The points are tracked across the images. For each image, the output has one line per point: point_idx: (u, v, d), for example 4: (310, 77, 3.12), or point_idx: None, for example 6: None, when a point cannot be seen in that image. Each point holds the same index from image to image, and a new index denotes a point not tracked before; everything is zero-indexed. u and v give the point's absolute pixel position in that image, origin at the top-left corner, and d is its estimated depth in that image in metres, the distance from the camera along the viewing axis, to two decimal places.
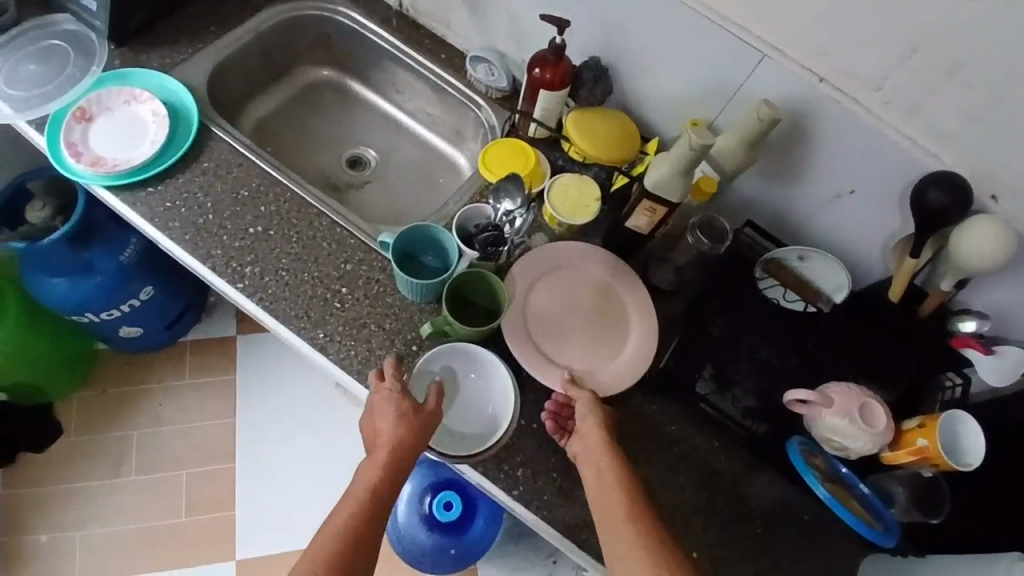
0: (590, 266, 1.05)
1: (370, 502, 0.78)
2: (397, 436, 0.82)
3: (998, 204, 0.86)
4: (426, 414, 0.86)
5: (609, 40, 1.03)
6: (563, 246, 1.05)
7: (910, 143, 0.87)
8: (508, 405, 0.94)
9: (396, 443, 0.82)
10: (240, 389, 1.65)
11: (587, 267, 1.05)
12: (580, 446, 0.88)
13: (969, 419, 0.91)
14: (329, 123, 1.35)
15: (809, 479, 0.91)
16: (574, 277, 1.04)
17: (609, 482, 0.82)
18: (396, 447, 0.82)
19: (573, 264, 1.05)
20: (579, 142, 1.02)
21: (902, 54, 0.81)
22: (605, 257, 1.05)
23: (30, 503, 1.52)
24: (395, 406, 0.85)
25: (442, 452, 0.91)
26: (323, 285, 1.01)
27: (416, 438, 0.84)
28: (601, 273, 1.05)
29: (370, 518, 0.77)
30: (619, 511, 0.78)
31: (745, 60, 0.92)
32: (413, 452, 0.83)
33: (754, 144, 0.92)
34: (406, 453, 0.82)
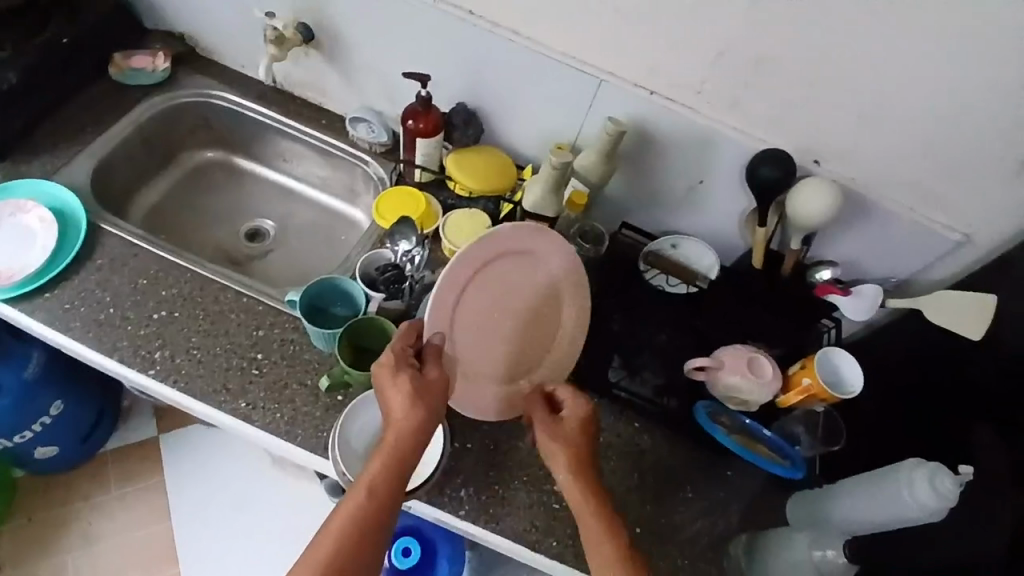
0: (551, 258, 0.98)
1: (380, 482, 0.80)
2: (401, 417, 0.82)
3: (820, 165, 1.02)
4: (430, 386, 0.85)
5: (471, 86, 1.14)
6: (521, 233, 0.92)
7: (737, 131, 1.02)
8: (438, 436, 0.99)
9: (402, 421, 0.82)
10: (172, 485, 1.59)
11: (546, 259, 0.97)
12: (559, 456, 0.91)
13: (843, 352, 1.05)
14: (222, 202, 1.38)
15: (716, 435, 1.02)
16: (516, 269, 0.96)
17: (592, 521, 0.86)
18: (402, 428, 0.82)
19: (527, 250, 0.95)
20: (461, 178, 1.13)
21: (712, 60, 0.96)
22: (561, 248, 0.97)
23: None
24: (403, 384, 0.84)
25: None
26: (237, 355, 1.03)
27: (422, 409, 0.83)
28: (555, 270, 0.99)
29: (381, 498, 0.79)
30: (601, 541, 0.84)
31: (588, 86, 1.05)
32: (420, 431, 0.83)
33: (609, 156, 1.05)
34: (405, 439, 0.82)
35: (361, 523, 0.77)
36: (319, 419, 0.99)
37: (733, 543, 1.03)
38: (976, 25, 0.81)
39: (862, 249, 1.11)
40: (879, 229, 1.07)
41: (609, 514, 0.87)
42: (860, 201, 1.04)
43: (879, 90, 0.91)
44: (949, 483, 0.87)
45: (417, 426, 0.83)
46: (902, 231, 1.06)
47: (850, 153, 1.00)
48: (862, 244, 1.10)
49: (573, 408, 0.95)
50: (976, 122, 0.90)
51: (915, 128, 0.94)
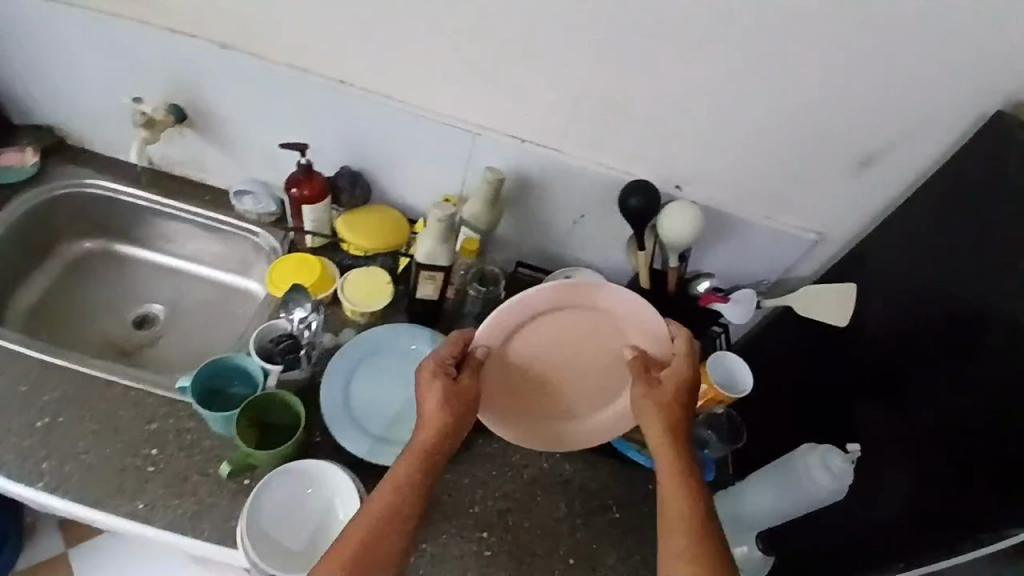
0: (606, 301, 0.96)
1: (402, 479, 0.87)
2: (433, 416, 0.91)
3: (682, 190, 1.13)
4: (463, 389, 0.93)
5: (352, 150, 1.16)
6: (548, 296, 0.93)
7: (607, 167, 1.11)
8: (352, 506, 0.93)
9: (436, 421, 0.91)
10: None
11: (602, 304, 0.96)
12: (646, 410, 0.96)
13: (733, 355, 1.14)
14: (108, 292, 1.31)
15: (631, 453, 1.12)
16: (545, 318, 0.96)
17: (667, 502, 0.88)
18: (436, 427, 0.90)
19: (574, 304, 0.96)
20: (353, 239, 1.14)
21: (571, 106, 1.05)
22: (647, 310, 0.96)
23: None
24: (440, 390, 0.92)
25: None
26: (131, 454, 0.98)
27: (461, 412, 0.93)
28: (607, 311, 0.98)
29: (407, 490, 0.86)
30: (677, 515, 0.86)
31: (464, 140, 1.11)
32: (449, 431, 0.91)
33: (493, 203, 1.11)
34: (432, 440, 0.90)
35: (390, 514, 0.84)
36: (225, 508, 0.95)
37: None
38: (786, 59, 0.93)
39: (735, 259, 1.21)
40: (745, 241, 1.18)
41: (691, 497, 0.88)
42: (722, 216, 1.15)
43: (719, 120, 1.03)
44: (840, 460, 0.94)
45: (444, 424, 0.91)
46: (765, 239, 1.17)
47: (706, 176, 1.11)
48: (732, 254, 1.21)
49: (673, 374, 0.97)
50: (803, 139, 1.03)
51: (756, 149, 1.05)
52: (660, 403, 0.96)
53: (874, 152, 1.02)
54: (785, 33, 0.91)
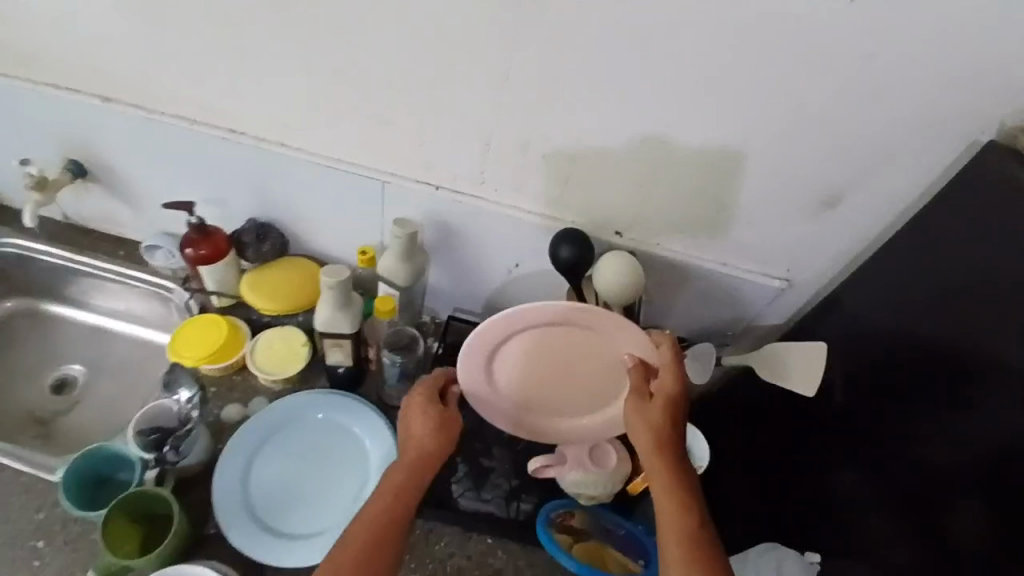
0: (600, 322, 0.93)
1: (395, 495, 0.81)
2: (421, 440, 0.84)
3: (623, 237, 0.99)
4: (450, 418, 0.87)
5: (259, 201, 1.06)
6: (541, 311, 0.92)
7: (533, 216, 0.98)
8: None
9: (419, 446, 0.84)
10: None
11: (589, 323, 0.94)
12: (637, 428, 0.87)
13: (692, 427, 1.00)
14: (28, 354, 1.24)
15: (556, 551, 0.89)
16: (532, 335, 0.96)
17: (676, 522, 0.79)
18: (419, 458, 0.83)
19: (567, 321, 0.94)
20: (255, 300, 1.03)
21: (484, 150, 0.92)
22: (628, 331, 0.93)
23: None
24: (423, 414, 0.87)
25: None
26: (16, 547, 0.90)
27: (444, 444, 0.85)
28: (593, 329, 0.95)
29: (397, 504, 0.80)
30: (673, 534, 0.78)
31: (374, 189, 1.00)
32: (437, 460, 0.84)
33: (409, 256, 1.00)
34: (422, 460, 0.83)
35: (372, 547, 0.76)
36: None
37: None
38: (715, 93, 0.80)
39: (692, 309, 1.07)
40: (699, 290, 1.04)
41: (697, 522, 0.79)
42: (673, 265, 1.01)
43: (650, 162, 0.89)
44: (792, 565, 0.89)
45: (433, 450, 0.84)
46: (722, 289, 1.03)
47: (648, 221, 0.97)
48: (689, 304, 1.06)
49: (666, 384, 0.90)
50: (750, 180, 0.88)
51: (698, 192, 0.91)
52: (650, 416, 0.87)
53: (838, 192, 0.87)
54: (706, 63, 0.77)
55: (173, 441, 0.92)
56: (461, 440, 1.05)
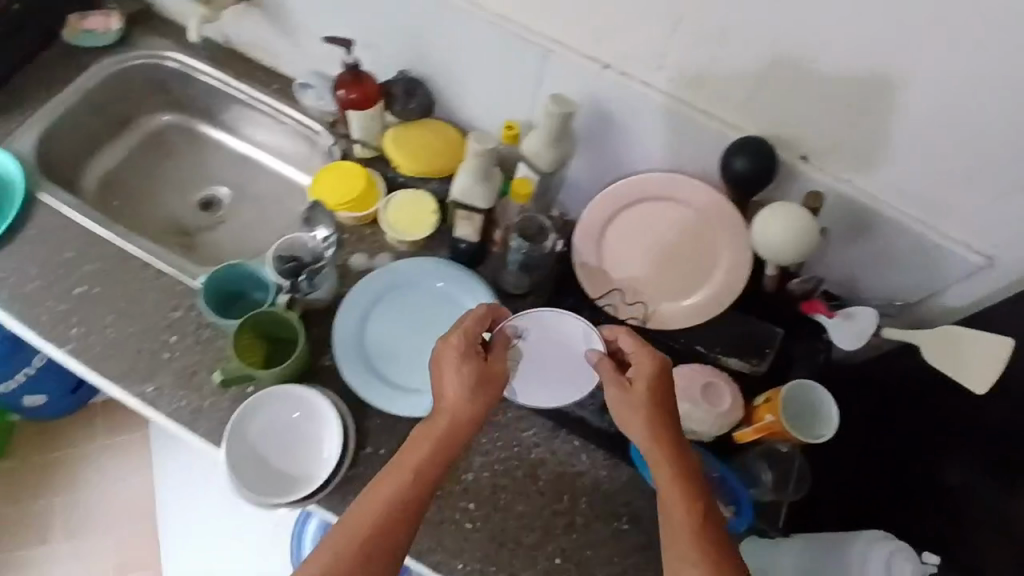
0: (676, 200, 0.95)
1: (413, 470, 0.77)
2: (456, 390, 0.81)
3: (808, 163, 0.86)
4: (492, 371, 0.84)
5: (413, 53, 1.00)
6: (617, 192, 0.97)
7: (707, 117, 0.86)
8: (337, 437, 0.90)
9: (455, 401, 0.80)
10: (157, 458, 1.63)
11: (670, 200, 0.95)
12: (651, 453, 0.79)
13: (825, 391, 0.90)
14: (181, 168, 1.27)
15: (644, 470, 0.94)
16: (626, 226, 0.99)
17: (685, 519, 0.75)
18: (454, 411, 0.80)
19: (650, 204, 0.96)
20: (396, 157, 1.01)
21: (676, 30, 0.80)
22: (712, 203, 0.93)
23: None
24: (459, 368, 0.82)
25: (257, 498, 0.85)
26: (149, 337, 0.96)
27: (481, 395, 0.82)
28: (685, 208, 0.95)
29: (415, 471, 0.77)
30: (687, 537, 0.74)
31: (536, 57, 0.89)
32: (473, 418, 0.81)
33: (558, 139, 0.91)
34: (456, 419, 0.80)
35: (397, 505, 0.75)
36: (225, 411, 0.92)
37: None
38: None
39: (860, 262, 0.94)
40: (876, 246, 0.90)
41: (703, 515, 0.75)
42: (858, 210, 0.87)
43: (876, 70, 0.74)
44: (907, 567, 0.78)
45: (468, 406, 0.80)
46: (908, 247, 0.88)
47: (845, 147, 0.83)
48: (862, 259, 0.93)
49: (643, 365, 0.83)
50: (1000, 115, 0.72)
51: (915, 122, 0.77)
52: (652, 428, 0.80)
53: None
54: None
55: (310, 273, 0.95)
56: None
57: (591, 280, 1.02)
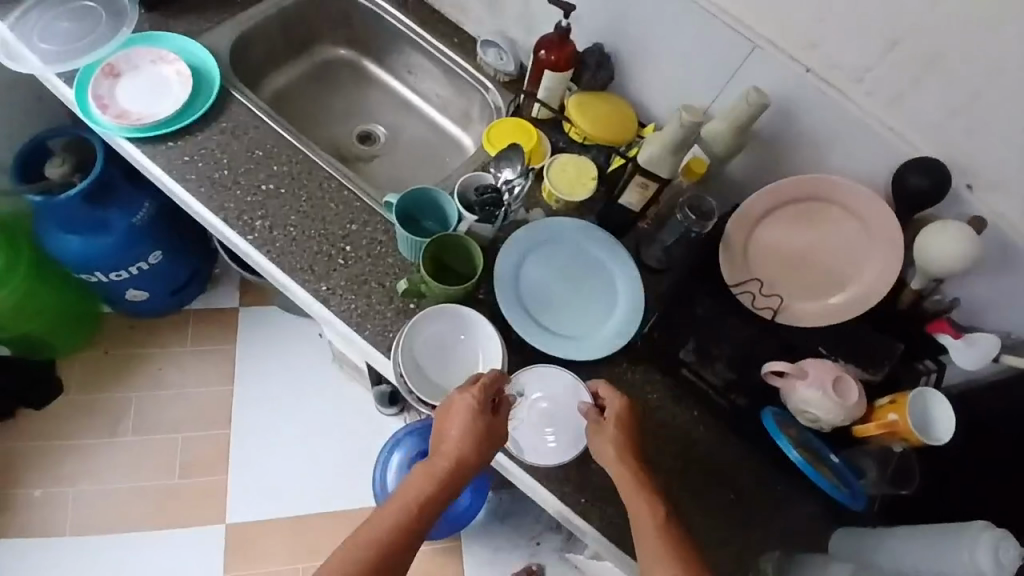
0: (837, 204, 1.03)
1: (416, 505, 0.84)
2: (455, 434, 0.88)
3: (972, 192, 0.93)
4: (492, 420, 0.90)
5: (614, 29, 1.09)
6: (778, 190, 1.03)
7: (891, 133, 0.94)
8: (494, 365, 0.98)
9: (456, 442, 0.88)
10: (239, 371, 1.68)
11: (834, 201, 1.02)
12: (631, 505, 0.87)
13: (943, 398, 0.96)
14: (343, 100, 1.37)
15: (781, 442, 0.94)
16: (784, 220, 1.06)
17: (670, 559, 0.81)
18: (454, 451, 0.87)
19: (811, 202, 1.04)
20: (577, 121, 1.10)
21: (886, 46, 0.87)
22: (878, 212, 0.99)
23: (11, 468, 1.54)
24: (471, 418, 0.89)
25: (423, 400, 0.95)
26: (329, 243, 1.05)
27: (479, 438, 0.88)
28: (843, 210, 1.03)
29: (417, 503, 0.85)
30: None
31: (739, 51, 0.98)
32: (470, 457, 0.87)
33: (742, 129, 0.98)
34: (455, 459, 0.87)
35: (396, 535, 0.82)
36: (389, 321, 1.00)
37: (766, 556, 0.98)
38: None
39: (994, 294, 1.00)
40: (1018, 280, 0.97)
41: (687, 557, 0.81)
42: (1010, 244, 0.94)
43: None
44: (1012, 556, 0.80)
45: (467, 448, 0.87)
46: None
47: (1014, 185, 0.90)
48: (997, 293, 1.00)
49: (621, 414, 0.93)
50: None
51: None
52: (628, 484, 0.88)
53: None
54: None
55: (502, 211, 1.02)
56: (700, 324, 1.05)
57: (731, 267, 1.07)
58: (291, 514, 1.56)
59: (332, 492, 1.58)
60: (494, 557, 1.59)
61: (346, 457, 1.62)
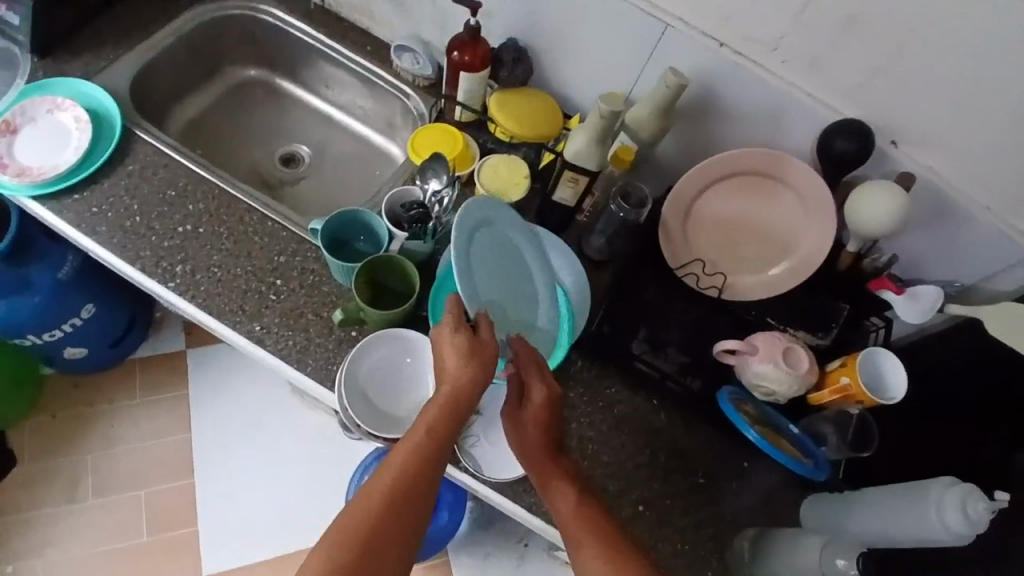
0: (771, 177, 1.01)
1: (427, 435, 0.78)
2: (454, 363, 0.81)
3: (898, 148, 0.94)
4: (485, 345, 0.81)
5: (526, 23, 1.06)
6: (700, 172, 1.02)
7: (810, 99, 0.93)
8: None
9: (454, 372, 0.81)
10: (195, 415, 1.61)
11: (767, 175, 1.01)
12: (546, 495, 0.86)
13: (890, 354, 0.97)
14: (259, 121, 1.32)
15: (740, 424, 0.93)
16: (717, 199, 1.05)
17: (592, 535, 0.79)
18: (455, 378, 0.80)
19: (743, 177, 1.02)
20: (502, 122, 1.07)
21: (797, 12, 0.86)
22: (813, 182, 0.98)
23: None
24: (463, 343, 0.81)
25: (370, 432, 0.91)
26: (257, 279, 1.00)
27: (480, 364, 0.81)
28: (775, 179, 1.01)
29: (431, 435, 0.78)
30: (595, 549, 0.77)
31: (651, 33, 0.96)
32: (474, 382, 0.81)
33: (664, 113, 0.96)
34: (459, 387, 0.80)
35: (414, 468, 0.75)
36: (330, 353, 0.97)
37: (741, 535, 0.98)
38: None
39: (931, 246, 1.02)
40: (950, 228, 0.98)
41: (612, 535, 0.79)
42: (941, 196, 0.95)
43: (994, 64, 0.80)
44: (981, 507, 0.82)
45: (469, 373, 0.80)
46: (980, 234, 0.96)
47: (935, 138, 0.90)
48: (931, 245, 1.01)
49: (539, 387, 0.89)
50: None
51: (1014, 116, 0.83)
52: (543, 475, 0.87)
53: None
54: None
55: (432, 225, 0.99)
56: (649, 310, 1.05)
57: (671, 250, 1.06)
58: (269, 553, 1.51)
59: (310, 526, 1.55)
60: (483, 565, 1.57)
61: (319, 488, 1.58)
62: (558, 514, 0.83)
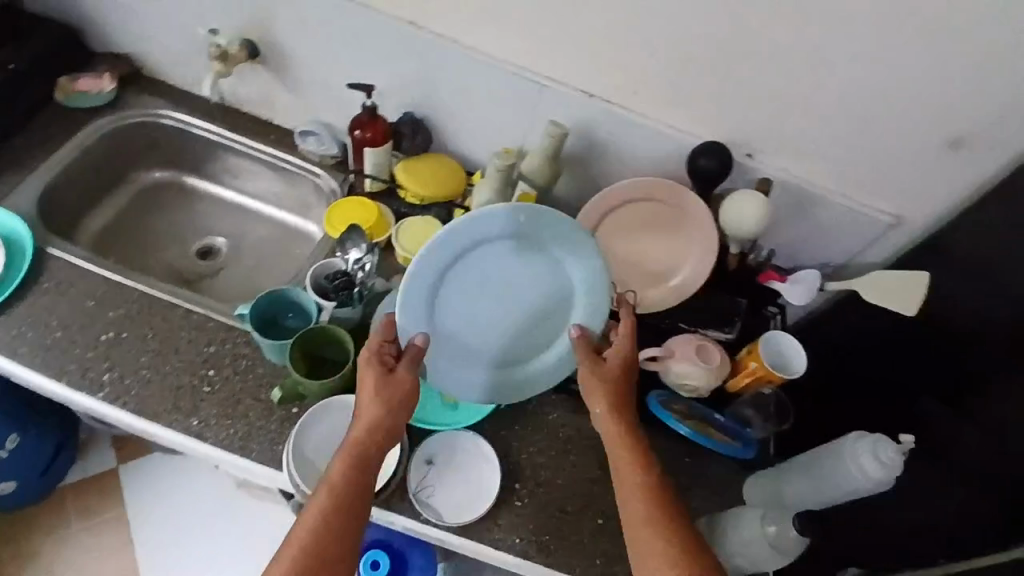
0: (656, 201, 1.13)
1: (354, 466, 0.86)
2: (372, 398, 0.88)
3: (753, 158, 1.08)
4: (398, 379, 0.90)
5: (417, 96, 1.16)
6: (596, 207, 1.14)
7: (673, 129, 1.08)
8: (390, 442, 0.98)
9: (374, 405, 0.88)
10: (139, 533, 1.53)
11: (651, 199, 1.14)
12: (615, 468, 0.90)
13: (787, 334, 1.10)
14: (172, 220, 1.33)
15: (670, 424, 1.06)
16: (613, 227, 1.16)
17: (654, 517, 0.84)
18: (375, 410, 0.88)
19: (632, 205, 1.15)
20: (411, 187, 1.15)
21: (645, 58, 1.00)
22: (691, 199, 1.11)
23: None
24: (376, 379, 0.89)
25: None
26: (189, 373, 1.01)
27: (396, 398, 0.89)
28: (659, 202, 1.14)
29: (356, 465, 0.86)
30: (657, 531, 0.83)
31: (528, 91, 1.08)
32: (392, 413, 0.89)
33: (555, 158, 1.07)
34: (378, 420, 0.88)
35: (344, 497, 0.84)
36: (274, 433, 0.98)
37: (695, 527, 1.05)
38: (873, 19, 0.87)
39: (801, 237, 1.17)
40: (811, 219, 1.13)
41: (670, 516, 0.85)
42: (796, 194, 1.10)
43: (807, 80, 0.96)
44: (891, 452, 0.93)
45: (386, 407, 0.88)
46: (837, 220, 1.12)
47: (780, 146, 1.05)
48: (801, 236, 1.17)
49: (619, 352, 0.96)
50: (904, 109, 0.94)
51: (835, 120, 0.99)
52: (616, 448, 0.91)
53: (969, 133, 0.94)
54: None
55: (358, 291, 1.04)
56: None
57: None
58: None
59: None
60: None
61: None
62: (625, 516, 0.86)
